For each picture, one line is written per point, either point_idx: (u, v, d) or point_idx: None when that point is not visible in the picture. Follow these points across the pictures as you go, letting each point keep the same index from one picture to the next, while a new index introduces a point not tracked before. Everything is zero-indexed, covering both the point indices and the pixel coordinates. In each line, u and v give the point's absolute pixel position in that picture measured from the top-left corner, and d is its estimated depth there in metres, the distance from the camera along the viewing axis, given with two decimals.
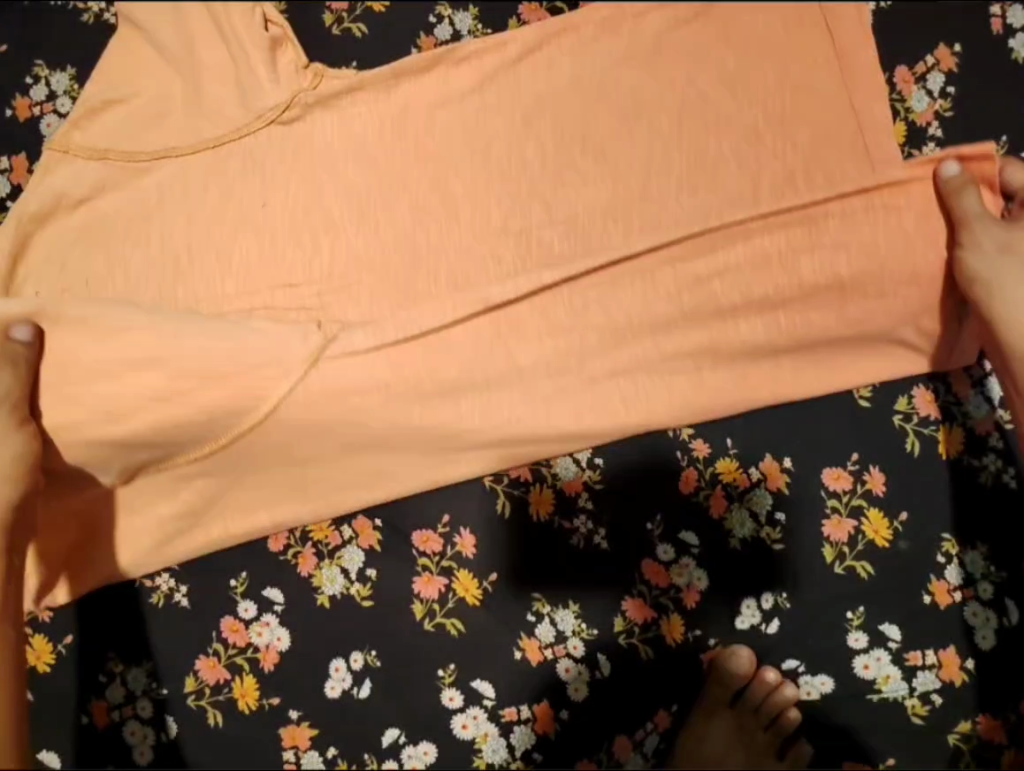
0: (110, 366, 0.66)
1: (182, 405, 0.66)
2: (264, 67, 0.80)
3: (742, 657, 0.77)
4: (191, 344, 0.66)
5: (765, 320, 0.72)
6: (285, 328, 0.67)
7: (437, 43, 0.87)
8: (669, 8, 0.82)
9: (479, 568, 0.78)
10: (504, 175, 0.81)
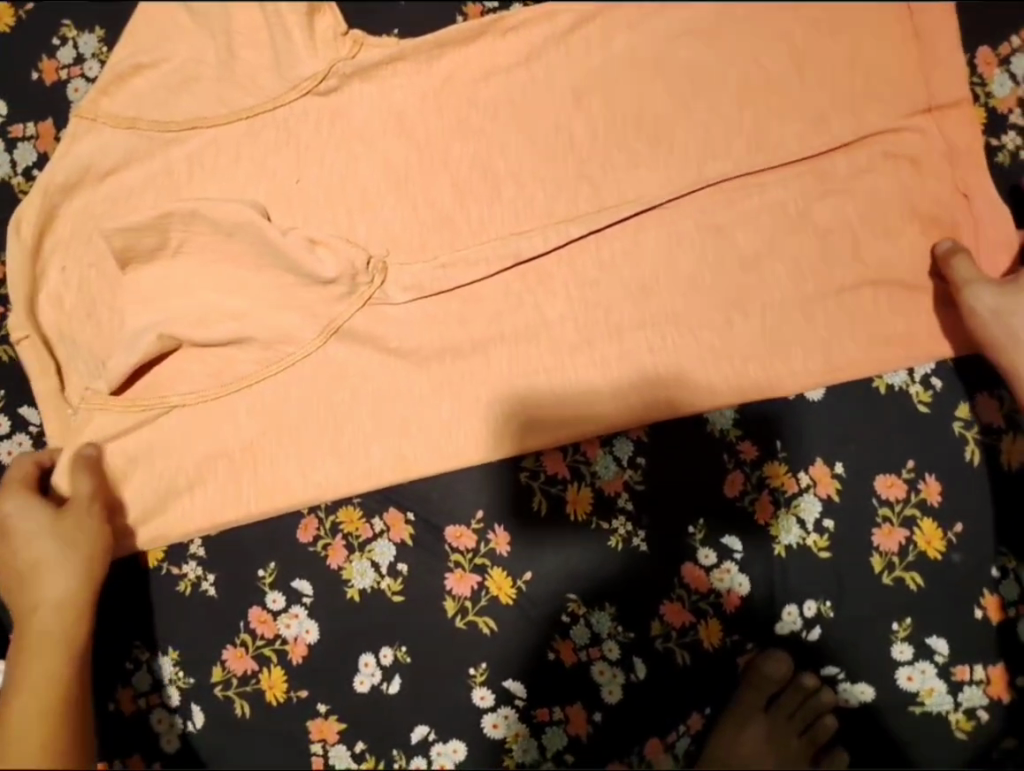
0: (190, 283, 0.77)
1: (248, 327, 0.76)
2: (301, 33, 0.75)
3: (780, 662, 0.75)
4: (253, 265, 0.76)
5: (783, 274, 0.76)
6: (329, 252, 0.76)
7: (484, 10, 0.81)
8: None
9: (514, 566, 0.75)
10: (553, 156, 0.77)
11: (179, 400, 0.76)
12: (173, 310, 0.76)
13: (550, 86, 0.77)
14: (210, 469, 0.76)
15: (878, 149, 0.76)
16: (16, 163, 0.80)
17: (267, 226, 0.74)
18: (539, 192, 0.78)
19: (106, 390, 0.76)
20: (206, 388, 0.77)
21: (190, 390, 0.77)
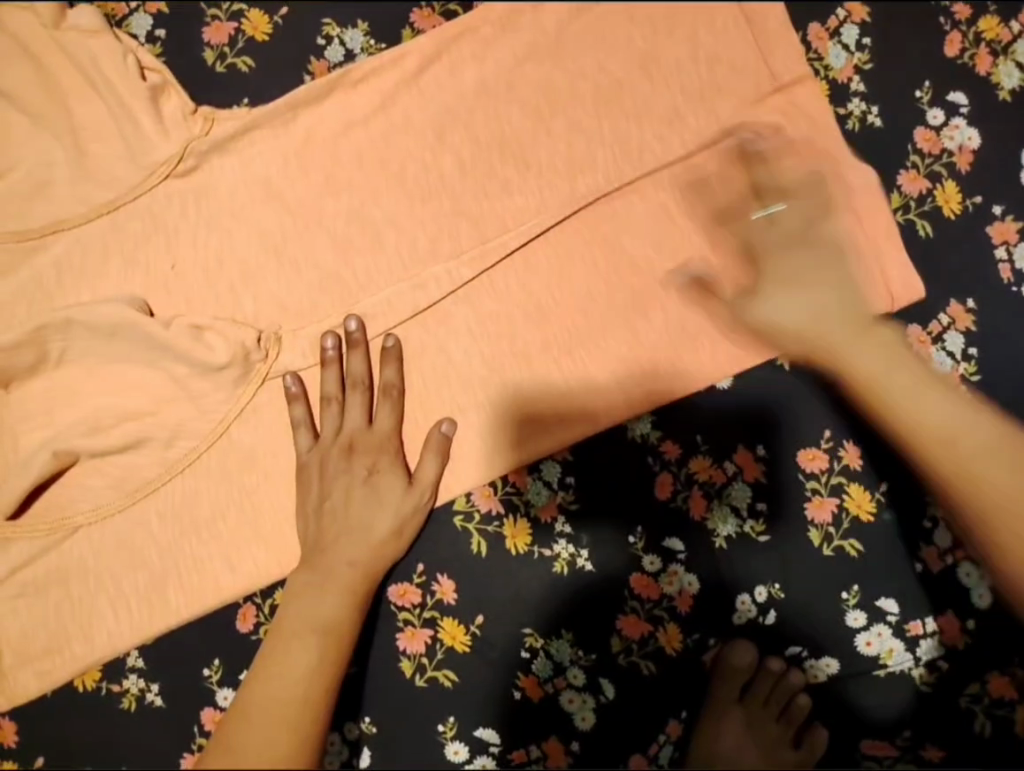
0: (80, 388, 0.74)
1: (152, 424, 0.75)
2: (147, 116, 0.75)
3: (746, 650, 0.75)
4: (135, 366, 0.75)
5: (673, 275, 0.77)
6: (212, 335, 0.74)
7: (330, 66, 0.81)
8: None
9: (464, 612, 0.74)
10: (427, 196, 0.78)
11: (79, 525, 0.74)
12: (68, 421, 0.74)
13: (411, 129, 0.78)
14: (136, 573, 0.74)
15: (738, 139, 0.77)
16: None
17: (149, 321, 0.73)
18: (422, 234, 0.77)
19: (2, 516, 0.73)
20: (112, 501, 0.74)
21: (93, 506, 0.74)
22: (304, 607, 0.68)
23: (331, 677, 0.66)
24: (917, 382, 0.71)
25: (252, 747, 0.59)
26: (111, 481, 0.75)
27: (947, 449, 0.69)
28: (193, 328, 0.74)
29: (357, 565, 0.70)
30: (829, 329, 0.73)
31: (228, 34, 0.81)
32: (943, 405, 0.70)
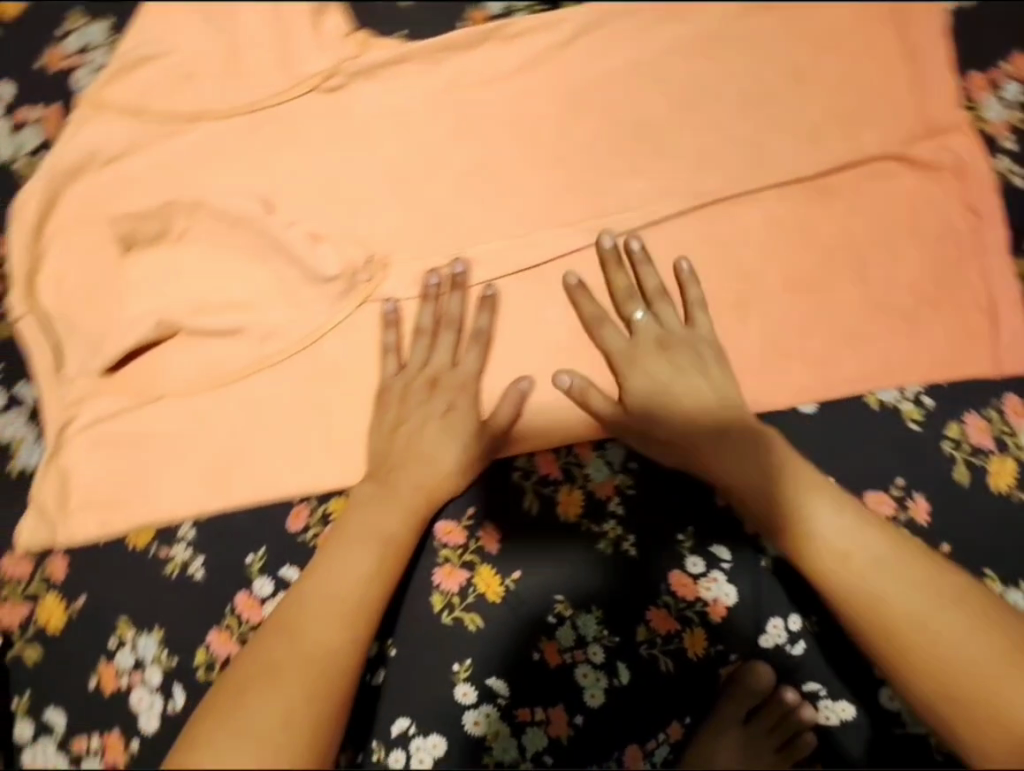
0: (187, 271, 0.75)
1: (248, 320, 0.76)
2: (307, 31, 0.77)
3: (763, 676, 0.76)
4: (246, 261, 0.76)
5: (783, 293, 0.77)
6: (326, 247, 0.77)
7: (489, 17, 0.81)
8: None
9: (503, 565, 0.76)
10: (556, 161, 0.77)
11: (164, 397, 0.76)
12: (170, 298, 0.75)
13: (557, 94, 0.78)
14: (205, 456, 0.76)
15: (875, 170, 0.78)
16: (19, 147, 0.76)
17: (270, 220, 0.75)
18: (544, 197, 0.77)
19: (100, 369, 0.76)
20: (198, 381, 0.77)
21: (183, 383, 0.77)
22: (367, 515, 0.70)
23: (384, 579, 0.67)
24: (813, 490, 0.69)
25: (309, 643, 0.61)
26: (198, 365, 0.77)
27: (835, 566, 0.66)
28: (313, 238, 0.76)
29: (421, 489, 0.71)
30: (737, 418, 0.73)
31: None
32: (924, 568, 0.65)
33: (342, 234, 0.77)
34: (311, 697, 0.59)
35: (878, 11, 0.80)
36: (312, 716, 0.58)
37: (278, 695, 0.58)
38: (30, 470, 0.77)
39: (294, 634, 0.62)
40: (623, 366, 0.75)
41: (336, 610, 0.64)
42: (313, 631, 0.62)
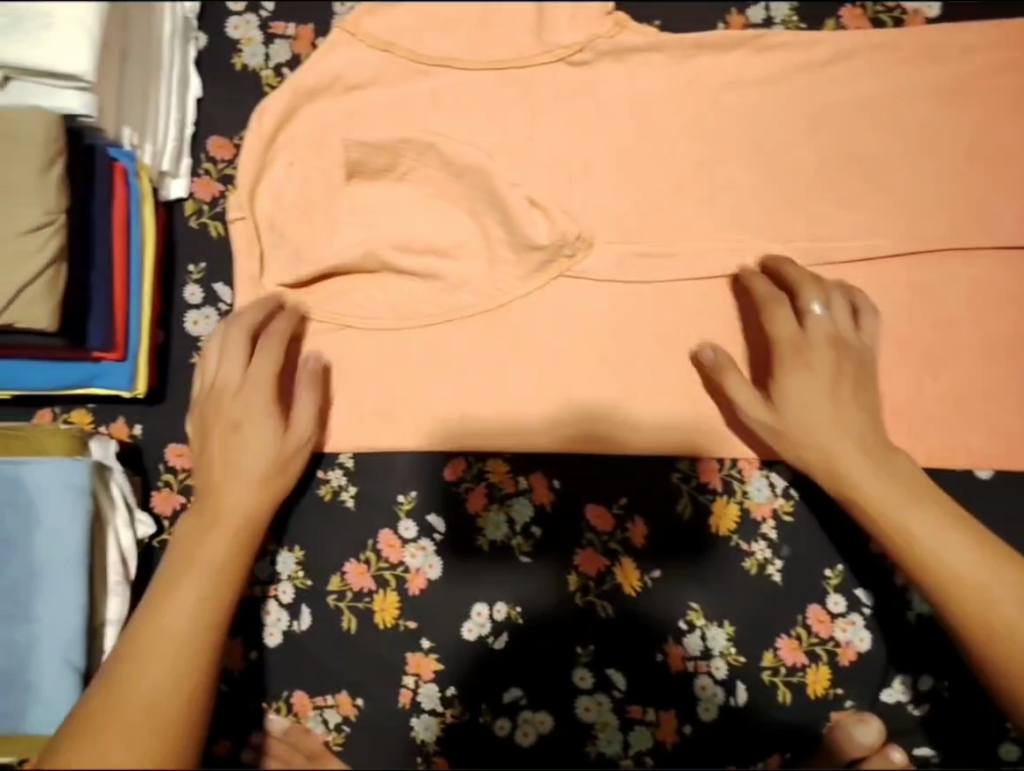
0: (401, 209, 0.77)
1: (444, 267, 0.77)
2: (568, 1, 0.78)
3: (869, 728, 0.72)
4: (456, 212, 0.77)
5: (981, 353, 0.75)
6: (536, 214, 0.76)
7: (748, 24, 0.80)
8: (1000, 51, 0.77)
9: (645, 561, 0.75)
10: (782, 177, 0.77)
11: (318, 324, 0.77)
12: (378, 231, 0.76)
13: (798, 111, 0.77)
14: (376, 389, 0.77)
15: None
16: (269, 58, 0.79)
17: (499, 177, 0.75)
18: (762, 209, 0.77)
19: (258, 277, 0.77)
20: (384, 318, 0.77)
21: (366, 315, 0.77)
22: (187, 550, 0.65)
23: (250, 541, 0.66)
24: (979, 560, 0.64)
25: (181, 631, 0.61)
26: (387, 302, 0.77)
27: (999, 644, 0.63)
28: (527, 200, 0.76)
29: (258, 464, 0.68)
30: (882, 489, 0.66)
31: None
32: (935, 519, 0.65)
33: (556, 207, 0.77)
34: (187, 678, 0.59)
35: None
36: (177, 715, 0.57)
37: (145, 695, 0.57)
38: None
39: (145, 663, 0.59)
40: (787, 351, 0.71)
41: (167, 651, 0.60)
42: (103, 758, 0.52)
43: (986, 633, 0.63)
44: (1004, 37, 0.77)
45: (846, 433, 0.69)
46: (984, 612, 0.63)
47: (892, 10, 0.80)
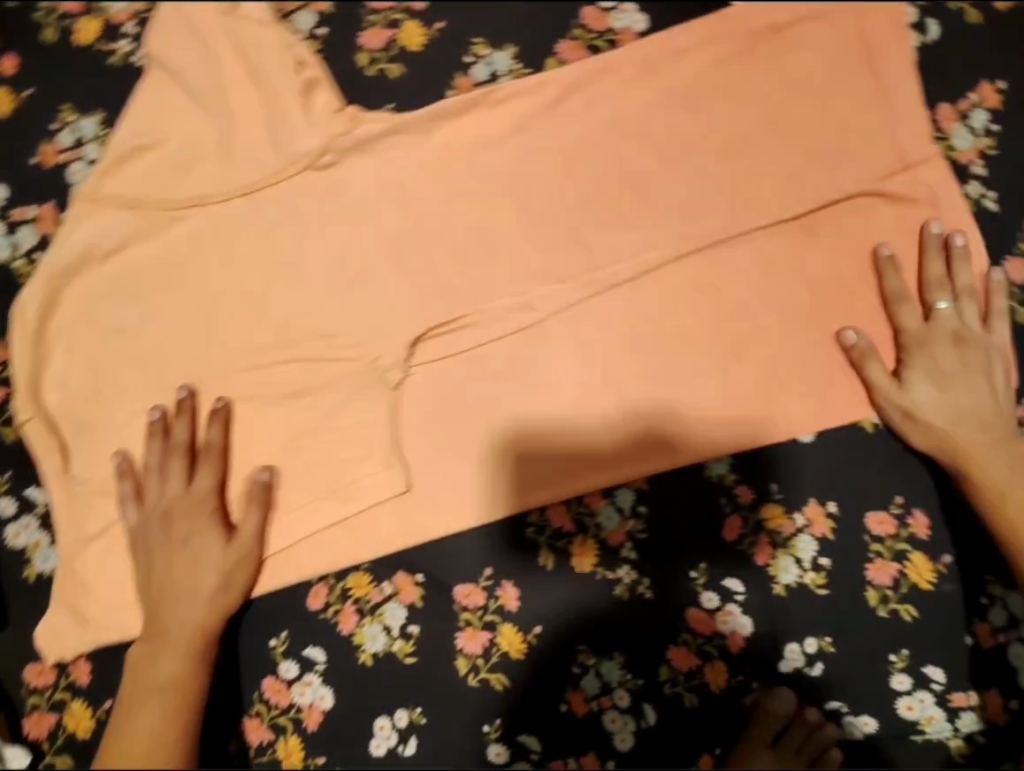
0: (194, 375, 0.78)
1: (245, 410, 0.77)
2: (297, 111, 0.77)
3: (785, 697, 0.76)
4: (240, 352, 0.78)
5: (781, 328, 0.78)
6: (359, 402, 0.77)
7: (475, 84, 0.80)
8: (710, 47, 0.79)
9: (523, 622, 0.76)
10: (544, 220, 0.79)
11: (217, 506, 0.75)
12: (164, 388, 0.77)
13: (546, 152, 0.79)
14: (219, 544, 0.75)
15: (862, 203, 0.78)
16: (17, 247, 0.80)
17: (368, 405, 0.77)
18: (534, 256, 0.79)
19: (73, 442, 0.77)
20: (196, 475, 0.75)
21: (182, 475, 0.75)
22: (146, 671, 0.70)
23: (183, 729, 0.68)
24: (982, 418, 0.73)
25: (162, 687, 0.69)
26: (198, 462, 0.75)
27: (987, 458, 0.72)
28: (322, 339, 0.78)
29: (189, 627, 0.71)
30: (970, 429, 0.73)
31: (385, 41, 0.81)
32: (994, 446, 0.72)
33: (350, 326, 0.78)
34: None
35: (850, 37, 0.79)
36: None
37: None
38: (47, 574, 0.77)
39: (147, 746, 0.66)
40: (914, 349, 0.75)
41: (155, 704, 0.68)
42: None
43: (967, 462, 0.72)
44: (712, 33, 0.79)
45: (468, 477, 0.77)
46: (972, 455, 0.72)
47: (603, 33, 0.81)
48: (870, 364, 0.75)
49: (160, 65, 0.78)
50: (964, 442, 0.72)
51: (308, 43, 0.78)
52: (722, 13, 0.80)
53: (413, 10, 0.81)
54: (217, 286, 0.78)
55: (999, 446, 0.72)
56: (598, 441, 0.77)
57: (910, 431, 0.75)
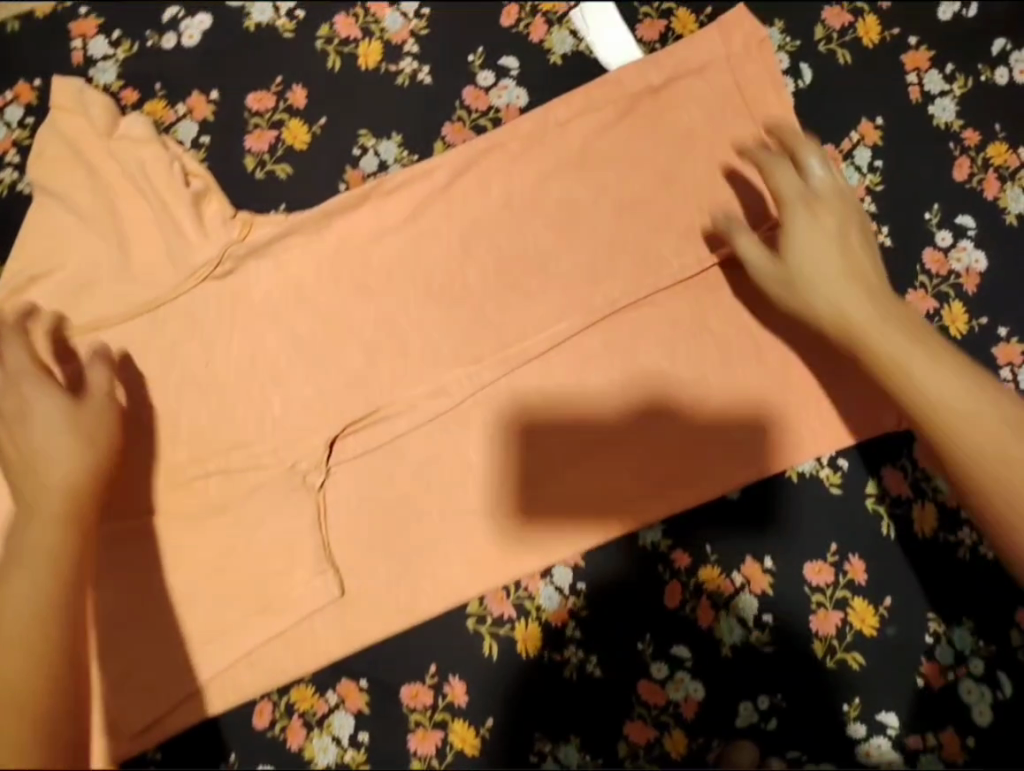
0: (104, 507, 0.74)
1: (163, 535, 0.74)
2: (187, 221, 0.75)
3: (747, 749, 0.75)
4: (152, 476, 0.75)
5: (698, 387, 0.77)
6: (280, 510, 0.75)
7: (364, 177, 0.78)
8: (593, 114, 0.78)
9: (474, 715, 0.75)
10: (451, 304, 0.78)
11: (57, 382, 0.67)
12: None
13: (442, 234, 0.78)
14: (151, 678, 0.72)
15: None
16: None
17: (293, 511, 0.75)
18: (445, 340, 0.78)
19: None
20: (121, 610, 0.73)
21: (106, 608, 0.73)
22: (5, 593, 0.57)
23: (47, 681, 0.55)
24: (851, 260, 0.68)
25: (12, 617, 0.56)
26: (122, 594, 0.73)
27: (876, 329, 0.65)
28: (237, 448, 0.76)
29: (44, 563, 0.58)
30: (854, 307, 0.66)
31: (269, 141, 0.78)
32: (896, 330, 0.64)
33: (265, 433, 0.77)
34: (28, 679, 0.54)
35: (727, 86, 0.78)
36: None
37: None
38: None
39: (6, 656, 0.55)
40: (798, 206, 0.70)
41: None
42: None
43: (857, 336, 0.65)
44: (593, 100, 0.78)
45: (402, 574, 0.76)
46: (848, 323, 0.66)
47: (487, 111, 0.80)
48: (768, 172, 0.71)
49: (43, 190, 0.76)
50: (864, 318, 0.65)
51: (191, 154, 0.77)
52: (604, 77, 0.79)
53: (295, 106, 0.78)
54: (123, 409, 0.76)
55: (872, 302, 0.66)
56: (529, 523, 0.76)
57: (783, 291, 0.69)
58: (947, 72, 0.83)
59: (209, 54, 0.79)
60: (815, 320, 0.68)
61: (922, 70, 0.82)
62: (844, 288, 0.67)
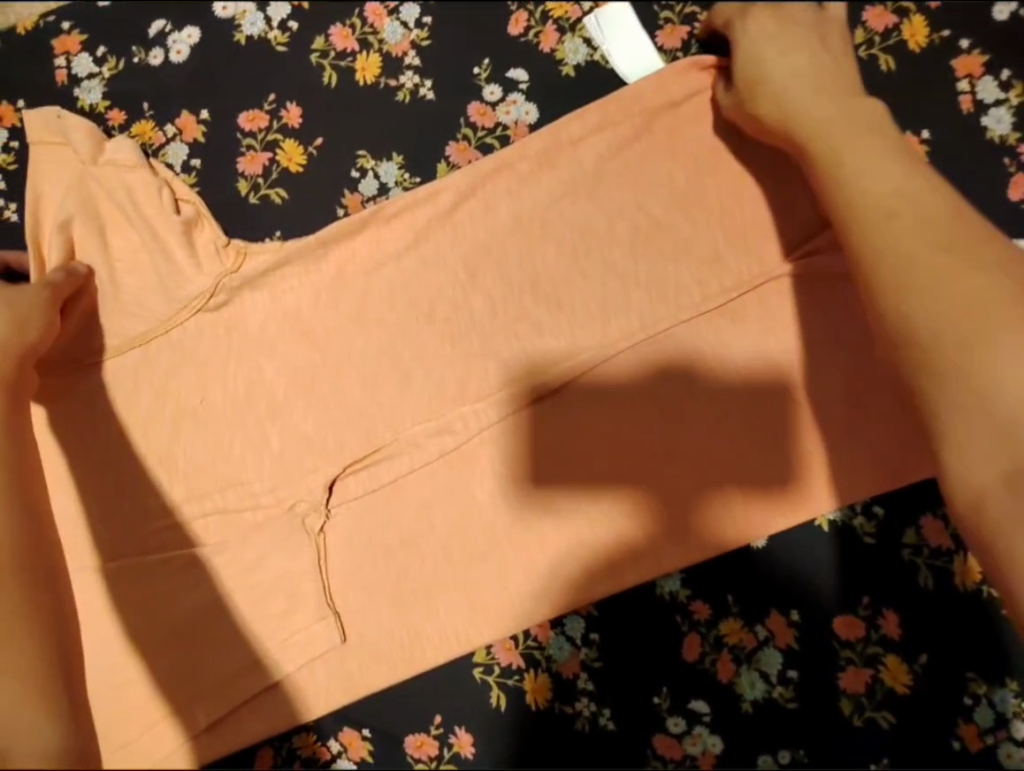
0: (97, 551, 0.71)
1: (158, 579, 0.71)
2: (179, 252, 0.72)
3: None
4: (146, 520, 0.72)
5: (718, 427, 0.72)
6: (279, 552, 0.73)
7: (364, 200, 0.74)
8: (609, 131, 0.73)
9: (481, 767, 0.72)
10: (456, 337, 0.74)
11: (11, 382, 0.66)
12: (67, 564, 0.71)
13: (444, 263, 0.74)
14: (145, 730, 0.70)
15: (787, 281, 0.73)
16: None
17: (294, 555, 0.73)
18: (448, 375, 0.74)
19: None
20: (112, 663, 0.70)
21: (98, 655, 0.70)
22: None
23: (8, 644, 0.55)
24: (875, 152, 0.61)
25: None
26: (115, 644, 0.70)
27: (885, 220, 0.58)
28: (234, 487, 0.74)
29: None
30: (852, 174, 0.60)
31: (263, 164, 0.74)
32: (912, 227, 0.57)
33: (262, 472, 0.74)
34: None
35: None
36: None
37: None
38: None
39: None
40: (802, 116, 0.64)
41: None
42: None
43: (863, 229, 0.59)
44: (609, 115, 0.72)
45: (404, 618, 0.72)
46: (864, 218, 0.59)
47: (494, 128, 0.74)
48: (739, 21, 0.69)
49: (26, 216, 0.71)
50: (879, 201, 0.59)
51: (181, 179, 0.73)
52: (619, 90, 0.73)
53: (290, 125, 0.75)
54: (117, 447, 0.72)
55: (901, 207, 0.58)
56: (537, 571, 0.72)
57: (757, 101, 0.66)
58: (1003, 79, 0.74)
59: (201, 71, 0.75)
60: (786, 136, 0.65)
61: (975, 76, 0.74)
62: (864, 179, 0.60)
